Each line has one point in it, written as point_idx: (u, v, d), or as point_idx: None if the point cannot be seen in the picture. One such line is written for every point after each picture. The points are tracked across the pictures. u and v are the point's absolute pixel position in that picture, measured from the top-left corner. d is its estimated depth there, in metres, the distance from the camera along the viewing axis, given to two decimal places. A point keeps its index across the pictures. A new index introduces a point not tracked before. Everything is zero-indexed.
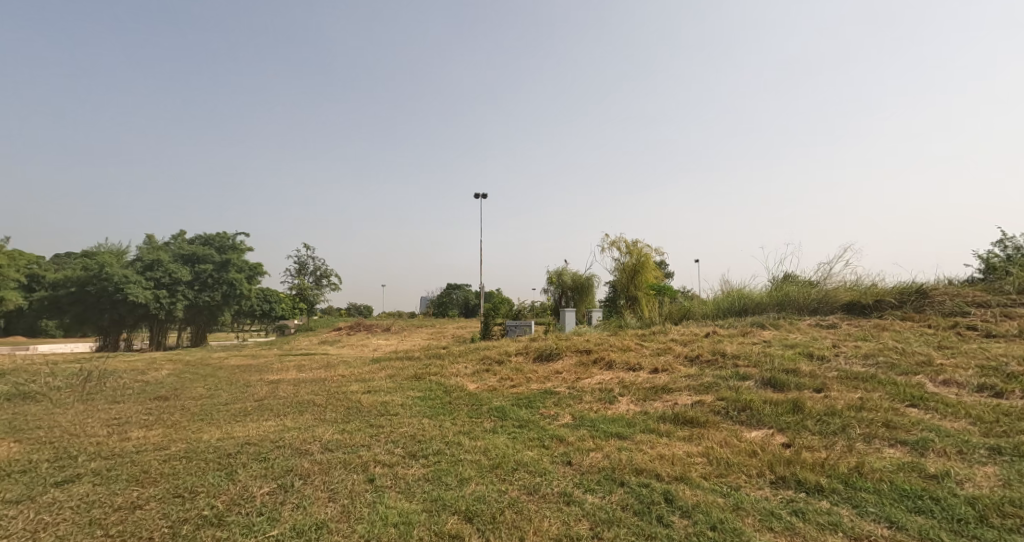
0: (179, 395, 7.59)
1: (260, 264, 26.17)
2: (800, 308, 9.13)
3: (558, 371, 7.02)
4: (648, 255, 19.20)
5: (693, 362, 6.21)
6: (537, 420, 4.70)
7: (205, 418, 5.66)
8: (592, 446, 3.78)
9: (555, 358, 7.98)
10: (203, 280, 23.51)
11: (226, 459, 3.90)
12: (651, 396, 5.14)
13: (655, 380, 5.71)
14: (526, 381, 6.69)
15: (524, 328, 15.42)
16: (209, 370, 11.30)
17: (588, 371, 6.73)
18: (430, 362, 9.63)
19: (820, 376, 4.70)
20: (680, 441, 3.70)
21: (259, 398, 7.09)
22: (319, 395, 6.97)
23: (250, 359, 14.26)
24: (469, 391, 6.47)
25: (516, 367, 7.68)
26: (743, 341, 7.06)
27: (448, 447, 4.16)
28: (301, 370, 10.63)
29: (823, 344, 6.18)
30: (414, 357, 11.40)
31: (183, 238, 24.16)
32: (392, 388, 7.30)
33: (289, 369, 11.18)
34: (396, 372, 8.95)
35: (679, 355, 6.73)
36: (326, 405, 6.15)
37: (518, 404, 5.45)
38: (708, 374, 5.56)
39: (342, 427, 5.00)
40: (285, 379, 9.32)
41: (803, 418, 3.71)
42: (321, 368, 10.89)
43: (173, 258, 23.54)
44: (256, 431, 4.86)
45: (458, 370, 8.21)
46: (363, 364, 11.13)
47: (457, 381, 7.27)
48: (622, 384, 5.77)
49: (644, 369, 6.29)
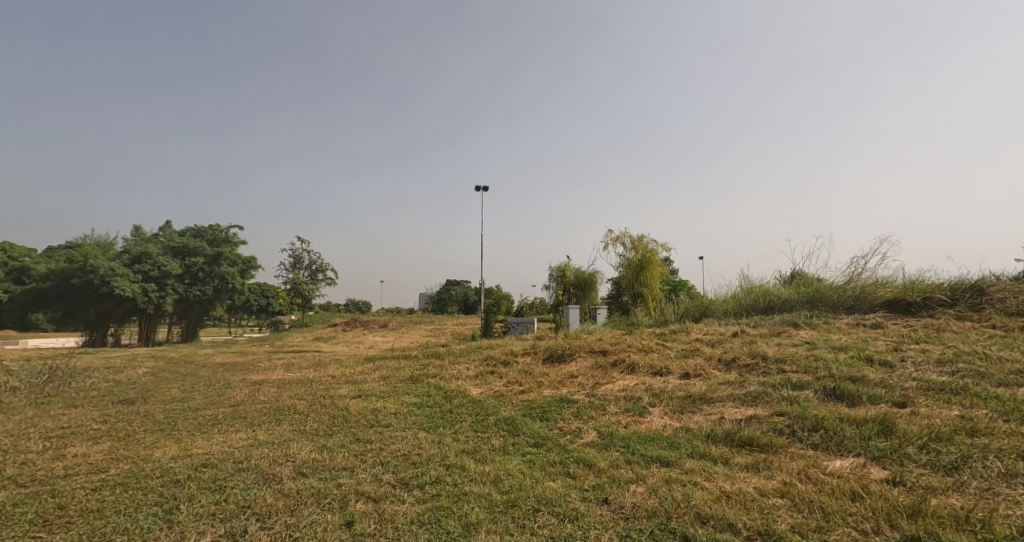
0: (147, 398, 6.79)
1: (253, 258, 25.36)
2: (833, 306, 8.37)
3: (572, 374, 6.24)
4: (655, 250, 18.38)
5: (730, 366, 5.43)
6: (556, 437, 3.92)
7: (166, 428, 4.86)
8: (632, 476, 2.99)
9: (566, 359, 7.19)
10: (193, 273, 22.70)
11: (170, 489, 3.11)
12: (690, 408, 4.36)
13: (689, 387, 4.92)
14: (538, 386, 5.90)
15: (528, 326, 14.64)
16: (190, 369, 10.48)
17: (607, 375, 5.95)
18: (428, 362, 8.84)
19: (898, 387, 3.93)
20: (745, 473, 2.91)
21: (235, 402, 6.29)
22: (302, 400, 6.16)
23: (239, 356, 13.48)
24: (473, 397, 5.68)
25: (525, 369, 6.89)
26: (782, 342, 6.28)
27: (450, 472, 3.38)
28: (288, 370, 9.83)
29: (879, 347, 5.40)
30: (411, 356, 10.59)
31: (173, 230, 23.31)
32: (385, 392, 6.51)
33: (277, 368, 10.39)
34: (391, 373, 8.16)
35: (710, 358, 5.95)
36: (308, 413, 5.35)
37: (531, 415, 4.67)
38: (752, 381, 4.78)
39: (324, 442, 4.21)
40: (270, 379, 8.53)
41: (901, 444, 2.93)
42: (311, 368, 10.10)
43: (162, 250, 22.69)
44: (220, 448, 4.06)
45: (459, 372, 7.42)
46: (356, 363, 10.35)
47: (458, 385, 6.49)
48: (651, 392, 4.98)
49: (673, 374, 5.51)
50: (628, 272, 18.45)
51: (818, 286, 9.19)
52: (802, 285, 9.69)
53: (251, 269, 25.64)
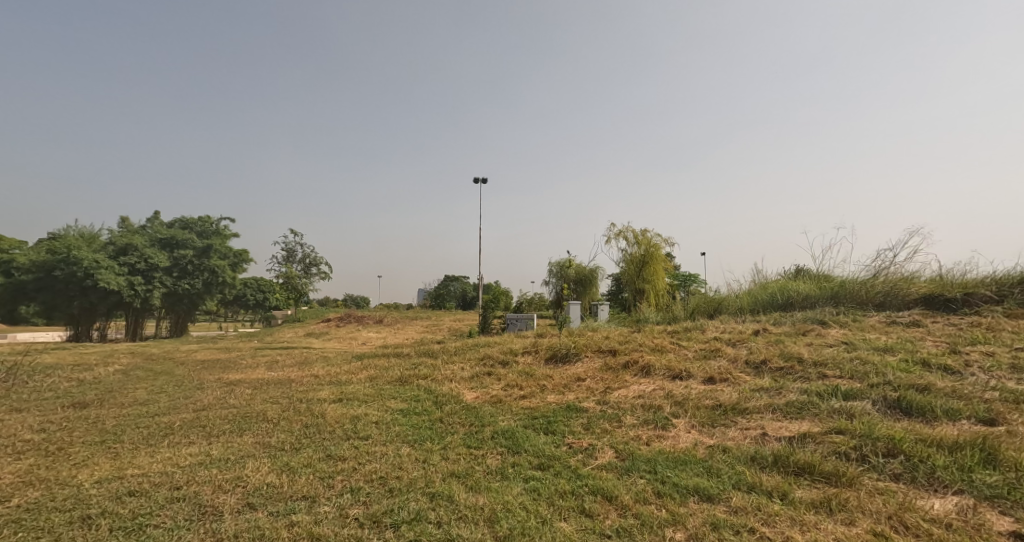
0: (105, 400, 6.09)
1: (244, 251, 24.66)
2: (860, 302, 7.71)
3: (579, 377, 5.56)
4: (659, 245, 17.72)
5: (761, 370, 4.75)
6: (565, 458, 3.24)
7: (108, 439, 4.16)
8: (668, 519, 2.32)
9: (571, 359, 6.51)
10: (182, 266, 21.99)
11: (73, 531, 2.42)
12: (723, 422, 3.68)
13: (718, 394, 4.24)
14: (541, 391, 5.23)
15: (527, 322, 13.97)
16: (167, 367, 9.78)
17: (619, 378, 5.27)
18: (420, 362, 8.16)
19: (979, 399, 3.26)
20: (815, 516, 2.24)
21: (200, 407, 5.59)
22: (275, 405, 5.47)
23: (222, 352, 12.79)
24: (468, 404, 5.00)
25: (525, 371, 6.21)
26: (814, 342, 5.61)
27: (435, 506, 2.71)
28: (271, 369, 9.14)
29: (930, 349, 4.74)
30: (403, 354, 9.91)
31: (161, 221, 22.56)
32: (370, 396, 5.83)
33: (258, 366, 9.69)
34: (378, 374, 7.46)
35: (736, 360, 5.28)
36: (277, 422, 4.67)
37: (534, 427, 3.99)
38: (792, 388, 4.10)
39: (287, 460, 3.52)
40: (247, 379, 7.83)
41: (1017, 480, 2.26)
42: (295, 366, 9.42)
43: (149, 242, 21.91)
44: (158, 469, 3.37)
45: (453, 373, 6.74)
46: (344, 362, 9.66)
47: (451, 389, 5.80)
48: (673, 400, 4.30)
49: (696, 378, 4.83)
50: (631, 267, 17.77)
51: (841, 281, 8.54)
52: (822, 280, 9.04)
53: (242, 262, 24.93)
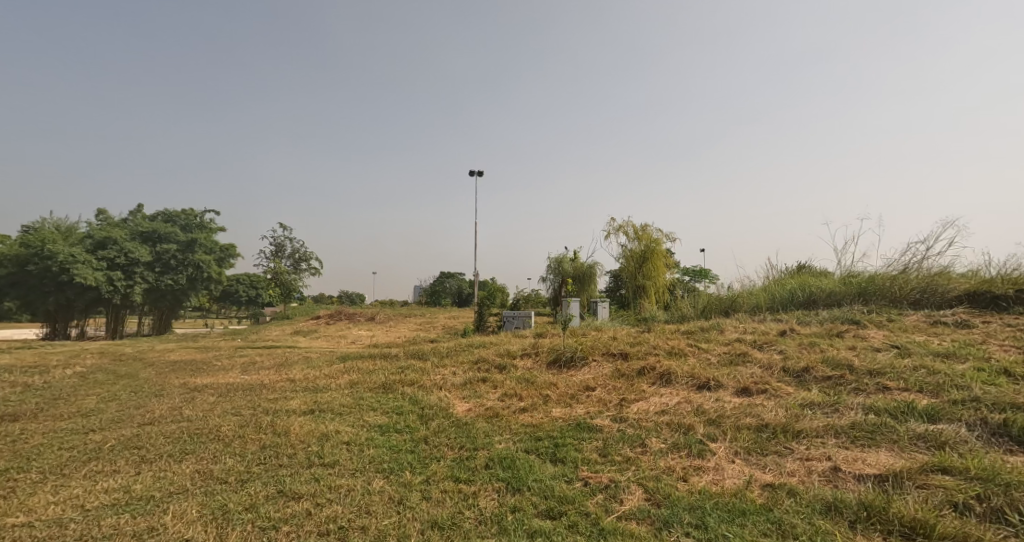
0: (42, 412, 5.28)
1: (231, 245, 23.80)
2: (893, 300, 7.03)
3: (587, 386, 4.81)
4: (660, 240, 17.02)
5: (805, 380, 4.02)
6: (582, 502, 2.50)
7: (16, 467, 3.39)
8: None
9: (576, 364, 5.77)
10: (165, 261, 21.11)
11: None
12: (776, 448, 2.94)
13: (758, 410, 3.51)
14: (544, 403, 4.48)
15: (525, 320, 13.25)
16: (133, 369, 8.97)
17: (635, 388, 4.53)
18: (407, 364, 7.39)
19: None
20: None
21: (147, 420, 4.81)
22: (235, 419, 4.70)
23: (198, 352, 11.94)
24: (459, 419, 4.24)
25: (524, 377, 5.46)
26: (856, 345, 4.89)
27: None
28: (245, 372, 8.36)
29: (1003, 356, 4.02)
30: (391, 355, 9.14)
31: (142, 214, 21.64)
32: (346, 406, 5.07)
33: (233, 368, 8.90)
34: (360, 379, 6.69)
35: (770, 366, 4.56)
36: (230, 441, 3.90)
37: (539, 453, 3.25)
38: (852, 404, 3.37)
39: (224, 500, 2.76)
40: (215, 384, 7.05)
41: None
42: (273, 369, 8.63)
43: (129, 236, 20.98)
44: (54, 515, 2.61)
45: (442, 380, 5.98)
46: (326, 363, 8.88)
47: (439, 399, 5.05)
48: (706, 417, 3.56)
49: (728, 389, 4.09)
50: (631, 263, 17.06)
51: (867, 276, 7.84)
52: (845, 276, 8.35)
53: (229, 257, 24.06)
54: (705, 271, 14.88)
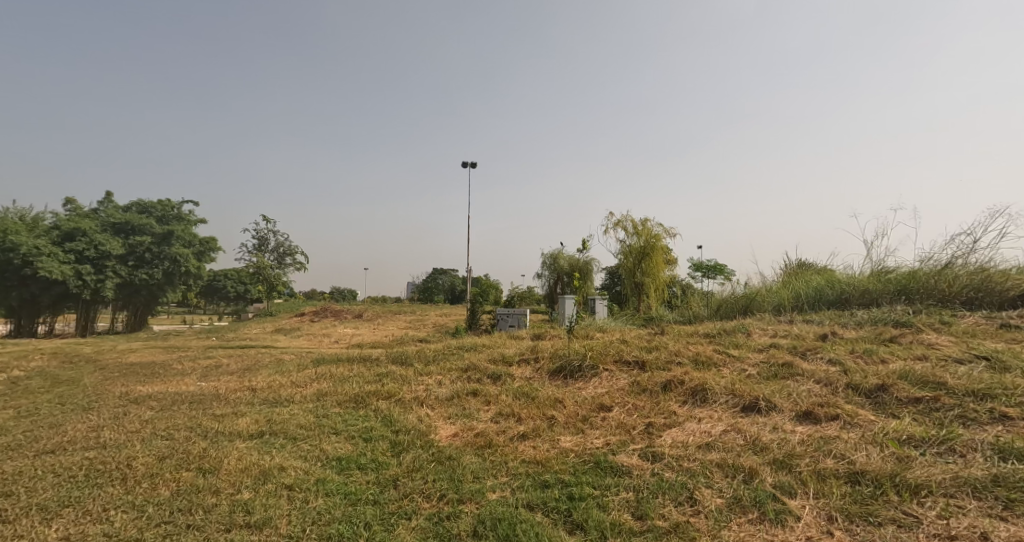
0: None
1: (211, 238, 22.68)
2: (942, 300, 6.20)
3: (601, 405, 3.90)
4: (660, 235, 16.12)
5: (886, 403, 3.12)
6: None
7: None
8: None
9: (585, 374, 4.85)
10: (139, 255, 19.98)
11: None
12: (893, 512, 2.04)
13: (841, 446, 2.61)
14: (549, 429, 3.56)
15: (520, 318, 12.35)
16: (78, 374, 7.93)
17: (662, 410, 3.62)
18: (387, 371, 6.44)
19: None
20: None
21: (51, 446, 3.84)
22: (160, 446, 3.75)
23: (163, 353, 10.90)
24: (440, 451, 3.31)
25: (523, 391, 4.54)
26: (928, 355, 4.00)
27: None
28: (204, 378, 7.37)
29: None
30: (370, 358, 8.18)
31: (115, 204, 20.46)
32: (304, 428, 4.12)
33: (193, 373, 7.91)
34: (329, 389, 5.72)
35: (830, 380, 3.66)
36: (136, 484, 2.95)
37: (547, 514, 2.35)
38: (972, 440, 2.47)
39: None
40: (162, 394, 6.07)
41: None
42: (237, 375, 7.64)
43: (100, 227, 19.77)
44: None
45: (425, 393, 5.05)
46: (298, 368, 7.90)
47: (419, 421, 4.11)
48: (769, 455, 2.65)
49: (786, 412, 3.19)
50: (629, 260, 16.17)
51: (904, 272, 7.01)
52: (879, 271, 7.50)
53: (209, 251, 22.90)
54: (712, 266, 14.02)
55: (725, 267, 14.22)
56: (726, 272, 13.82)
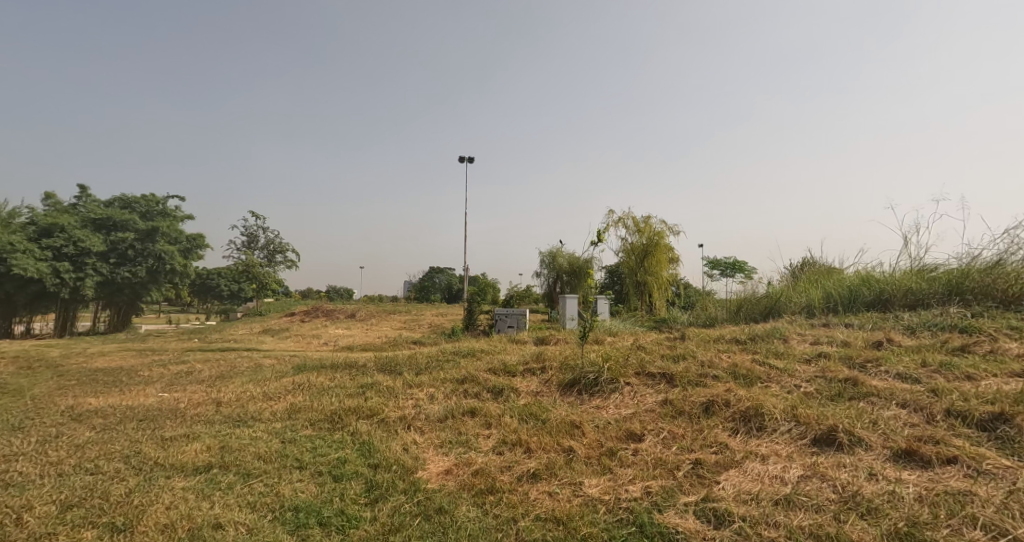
0: None
1: (198, 235, 21.85)
2: (1003, 302, 5.47)
3: (629, 433, 3.15)
4: (662, 232, 15.36)
5: (1015, 440, 2.36)
6: None
7: None
8: None
9: (603, 390, 4.11)
10: (121, 252, 19.15)
11: None
12: None
13: (988, 510, 1.85)
14: (566, 467, 2.81)
15: (519, 319, 11.59)
16: (29, 381, 7.10)
17: (710, 442, 2.87)
18: (373, 382, 5.67)
19: None
20: None
21: None
22: (74, 486, 2.97)
23: (136, 357, 10.10)
24: (428, 500, 2.56)
25: (532, 412, 3.78)
26: None
27: None
28: (169, 387, 6.59)
29: None
30: (356, 365, 7.39)
31: (96, 199, 19.60)
32: (263, 459, 3.35)
33: (159, 381, 7.12)
34: (303, 405, 4.93)
35: (917, 401, 2.91)
36: None
37: None
38: None
39: None
40: (113, 409, 5.28)
41: None
42: (206, 383, 6.85)
43: (80, 223, 18.92)
44: None
45: (414, 412, 4.29)
46: (276, 375, 7.12)
47: (404, 451, 3.35)
48: (884, 521, 1.90)
49: (880, 450, 2.44)
50: (631, 258, 15.42)
51: (950, 269, 6.29)
52: (920, 268, 6.78)
53: (196, 248, 22.03)
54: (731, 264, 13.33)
55: (745, 266, 13.55)
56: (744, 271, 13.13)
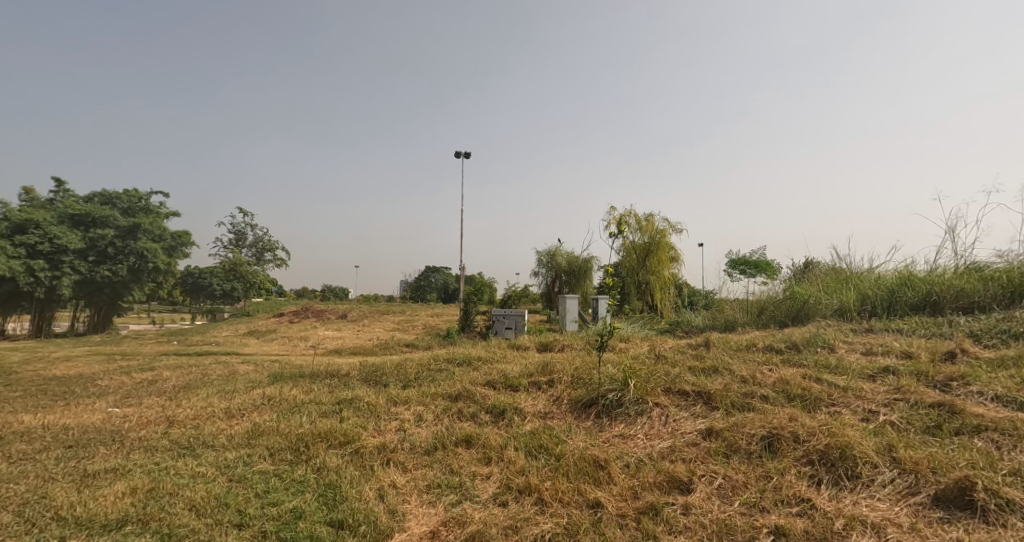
0: None
1: (183, 232, 20.98)
2: None
3: (673, 480, 2.41)
4: (665, 231, 14.60)
5: None
6: None
7: None
8: None
9: (627, 414, 3.37)
10: (101, 250, 18.28)
11: None
12: None
13: None
14: (595, 534, 2.06)
15: (518, 320, 10.87)
16: None
17: (788, 498, 2.12)
18: (352, 397, 4.90)
19: None
20: None
21: None
22: None
23: (102, 362, 9.28)
24: None
25: (543, 446, 3.02)
26: None
27: None
28: (123, 400, 5.78)
29: None
30: (338, 373, 6.60)
31: (74, 194, 18.72)
32: (198, 511, 2.58)
33: (114, 392, 6.32)
34: (267, 427, 4.16)
35: None
36: None
37: None
38: None
39: None
40: (43, 430, 4.47)
41: None
42: (167, 395, 6.05)
43: (57, 219, 18.05)
44: None
45: (397, 439, 3.53)
46: (247, 386, 6.33)
47: (380, 500, 2.59)
48: None
49: None
50: (632, 258, 14.62)
51: (1005, 268, 5.59)
52: (967, 267, 6.07)
53: (181, 246, 21.17)
54: (758, 263, 12.71)
55: (771, 264, 12.97)
56: (769, 270, 12.52)
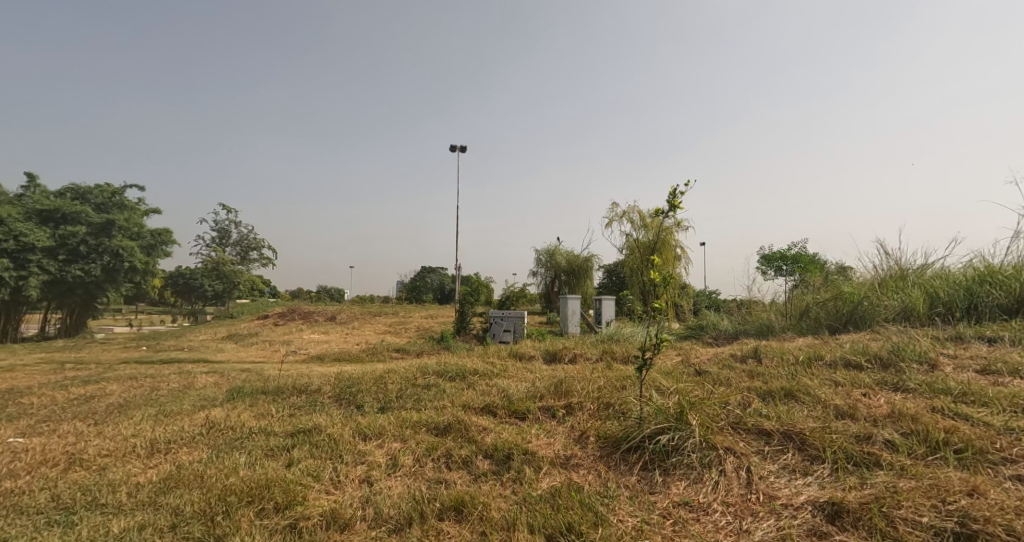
0: None
1: (163, 230, 19.82)
2: None
3: None
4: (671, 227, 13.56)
5: None
6: None
7: None
8: None
9: (690, 468, 2.32)
10: (72, 249, 17.11)
11: None
12: None
13: None
14: None
15: (518, 322, 9.84)
16: None
17: None
18: (313, 425, 3.83)
19: None
20: None
21: None
22: None
23: (48, 373, 8.18)
24: None
25: (574, 531, 1.96)
26: None
27: None
28: (35, 425, 4.68)
29: None
30: (307, 389, 5.50)
31: (43, 188, 17.50)
32: None
33: (34, 413, 5.22)
34: (189, 473, 3.09)
35: None
36: None
37: None
38: None
39: None
40: None
41: None
42: (94, 418, 4.94)
43: (24, 215, 16.83)
44: None
45: (356, 501, 2.46)
46: (195, 405, 5.24)
47: None
48: None
49: None
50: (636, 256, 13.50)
51: None
52: None
53: (161, 245, 20.02)
54: (796, 259, 11.64)
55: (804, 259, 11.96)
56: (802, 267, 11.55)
